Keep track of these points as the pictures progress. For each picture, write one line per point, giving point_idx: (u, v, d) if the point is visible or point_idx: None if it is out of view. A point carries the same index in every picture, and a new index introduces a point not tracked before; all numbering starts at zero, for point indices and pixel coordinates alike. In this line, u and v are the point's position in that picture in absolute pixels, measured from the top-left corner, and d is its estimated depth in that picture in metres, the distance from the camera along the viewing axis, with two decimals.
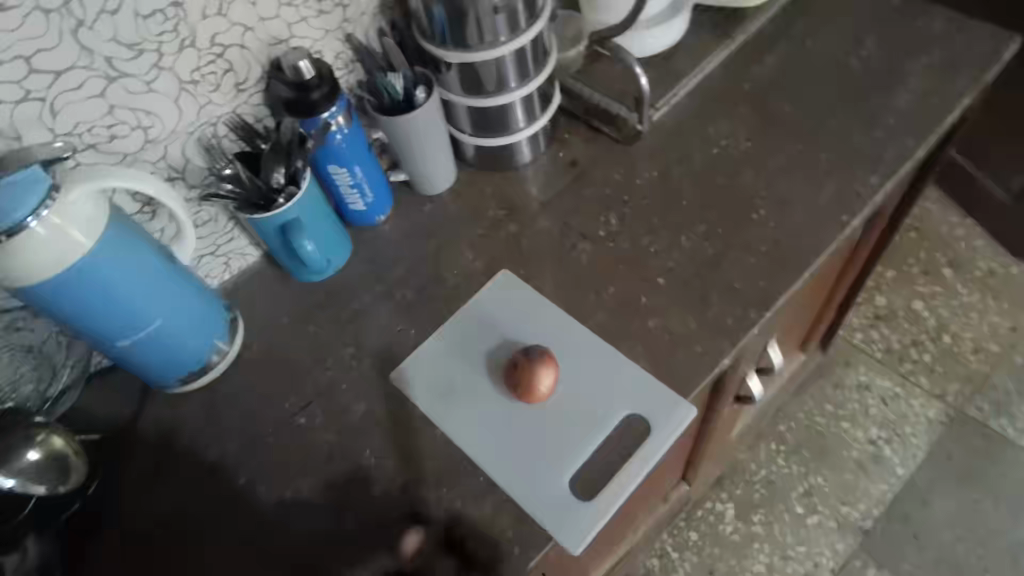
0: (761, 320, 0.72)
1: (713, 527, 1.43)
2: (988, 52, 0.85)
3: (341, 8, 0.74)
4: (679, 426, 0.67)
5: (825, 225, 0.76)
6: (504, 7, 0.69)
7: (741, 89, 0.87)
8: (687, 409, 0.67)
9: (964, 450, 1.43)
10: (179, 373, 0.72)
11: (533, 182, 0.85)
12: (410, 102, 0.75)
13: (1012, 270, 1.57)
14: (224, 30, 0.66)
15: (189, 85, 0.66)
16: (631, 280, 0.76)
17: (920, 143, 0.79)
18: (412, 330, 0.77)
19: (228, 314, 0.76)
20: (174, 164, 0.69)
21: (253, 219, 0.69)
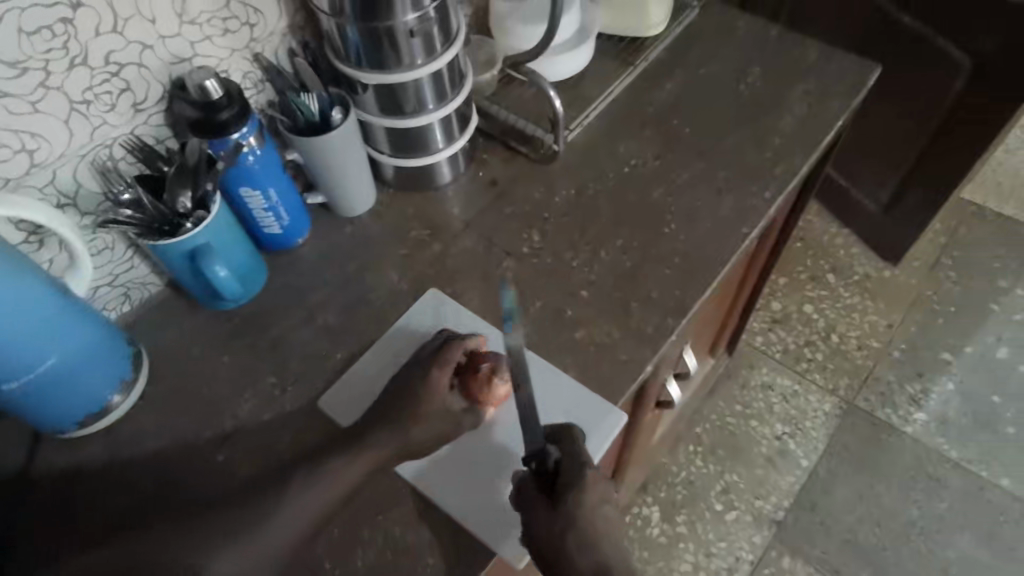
0: (678, 326, 0.75)
1: (640, 531, 1.48)
2: (854, 80, 0.95)
3: (249, 28, 0.71)
4: (611, 432, 0.69)
5: (729, 236, 0.82)
6: (419, 31, 0.70)
7: (646, 111, 0.93)
8: (619, 415, 0.70)
9: (857, 439, 1.57)
10: (76, 416, 0.66)
11: (455, 202, 0.85)
12: (325, 123, 0.73)
13: (884, 273, 1.75)
14: (120, 48, 0.62)
15: (80, 105, 0.61)
16: (555, 294, 0.78)
17: (804, 160, 0.88)
18: (336, 356, 0.74)
19: (132, 349, 0.71)
20: (64, 190, 0.64)
21: (156, 246, 0.64)
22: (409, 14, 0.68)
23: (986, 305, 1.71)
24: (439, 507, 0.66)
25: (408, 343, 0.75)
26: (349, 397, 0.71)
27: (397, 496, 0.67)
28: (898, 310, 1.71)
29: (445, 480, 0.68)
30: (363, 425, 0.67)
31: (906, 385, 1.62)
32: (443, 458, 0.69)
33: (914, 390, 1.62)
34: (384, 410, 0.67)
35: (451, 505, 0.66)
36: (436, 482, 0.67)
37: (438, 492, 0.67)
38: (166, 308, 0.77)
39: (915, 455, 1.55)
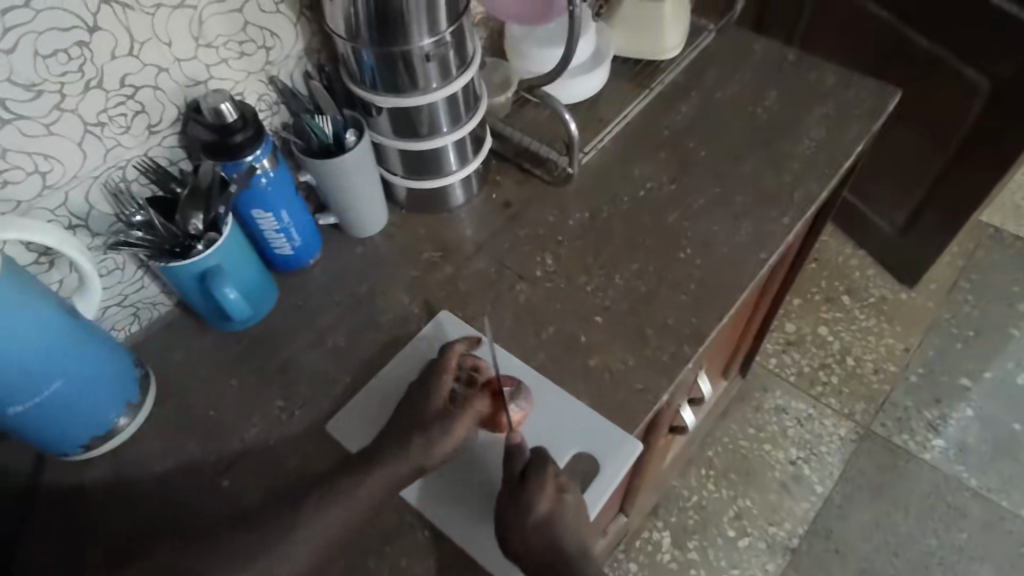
0: (695, 354, 0.74)
1: (651, 557, 1.45)
2: (873, 104, 0.94)
3: (264, 51, 0.71)
4: (624, 464, 0.67)
5: (746, 261, 0.80)
6: (436, 55, 0.69)
7: (661, 134, 0.92)
8: (633, 447, 0.68)
9: (874, 465, 1.53)
10: (79, 438, 0.65)
11: (468, 224, 0.85)
12: (339, 145, 0.73)
13: (900, 296, 1.72)
14: (136, 71, 0.62)
15: (94, 127, 0.61)
16: (569, 319, 0.77)
17: (824, 185, 0.86)
18: (346, 379, 0.73)
19: (138, 371, 0.69)
20: (76, 211, 0.64)
21: (167, 267, 0.64)
22: (426, 39, 0.67)
23: (1006, 330, 1.67)
24: (445, 533, 0.65)
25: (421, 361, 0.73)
26: (358, 421, 0.70)
27: (405, 526, 0.65)
28: (916, 333, 1.67)
29: (453, 507, 0.66)
30: (372, 448, 0.66)
31: (924, 410, 1.59)
32: (453, 483, 0.67)
33: (933, 416, 1.58)
34: (393, 436, 0.66)
35: (457, 530, 0.65)
36: (443, 508, 0.66)
37: (445, 518, 0.66)
38: (175, 329, 0.76)
39: (934, 483, 1.51)
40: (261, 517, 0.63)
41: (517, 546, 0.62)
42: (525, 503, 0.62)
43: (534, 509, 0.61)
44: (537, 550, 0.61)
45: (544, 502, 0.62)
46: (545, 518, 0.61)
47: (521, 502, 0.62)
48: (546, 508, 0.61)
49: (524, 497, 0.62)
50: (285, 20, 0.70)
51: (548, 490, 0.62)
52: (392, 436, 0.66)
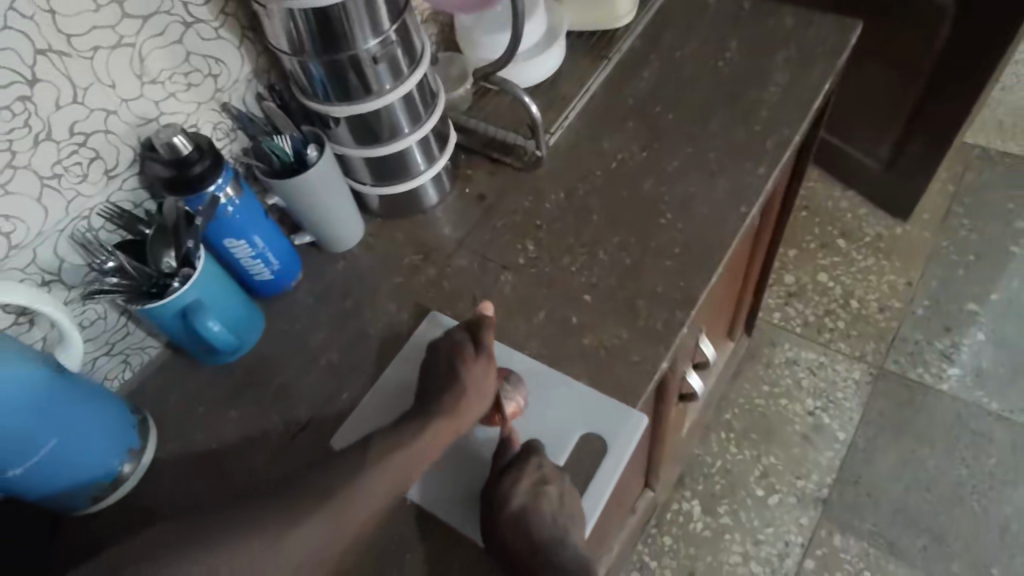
0: (688, 318, 0.73)
1: (684, 528, 1.44)
2: (834, 41, 0.93)
3: (212, 79, 0.70)
4: (631, 440, 0.67)
5: (726, 218, 0.79)
6: (383, 56, 0.69)
7: (625, 103, 0.91)
8: (633, 432, 0.67)
9: (892, 404, 1.52)
10: (86, 492, 0.65)
11: (445, 222, 0.84)
12: (301, 162, 0.72)
13: (895, 231, 1.71)
14: (84, 118, 0.61)
15: (51, 180, 0.60)
16: (558, 302, 0.76)
17: (796, 130, 0.85)
18: (344, 394, 0.73)
19: (137, 418, 0.69)
20: (47, 266, 0.63)
21: (146, 309, 0.63)
22: (371, 40, 0.66)
23: (1005, 249, 1.66)
24: (446, 523, 0.66)
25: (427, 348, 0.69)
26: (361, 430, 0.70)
27: (422, 530, 0.65)
28: (916, 267, 1.66)
29: (457, 499, 0.67)
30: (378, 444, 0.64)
31: (935, 341, 1.58)
32: (454, 474, 0.68)
33: (944, 345, 1.57)
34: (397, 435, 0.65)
35: (458, 521, 0.66)
36: (444, 499, 0.67)
37: (447, 511, 0.66)
38: (168, 371, 0.76)
39: (955, 413, 1.50)
40: (258, 503, 0.55)
41: (496, 546, 0.62)
42: (503, 496, 0.63)
43: (510, 503, 0.62)
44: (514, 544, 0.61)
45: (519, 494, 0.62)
46: (521, 510, 0.62)
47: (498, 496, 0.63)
48: (521, 500, 0.62)
49: (501, 491, 0.63)
50: (229, 45, 0.70)
51: (526, 482, 0.63)
52: (425, 428, 0.62)
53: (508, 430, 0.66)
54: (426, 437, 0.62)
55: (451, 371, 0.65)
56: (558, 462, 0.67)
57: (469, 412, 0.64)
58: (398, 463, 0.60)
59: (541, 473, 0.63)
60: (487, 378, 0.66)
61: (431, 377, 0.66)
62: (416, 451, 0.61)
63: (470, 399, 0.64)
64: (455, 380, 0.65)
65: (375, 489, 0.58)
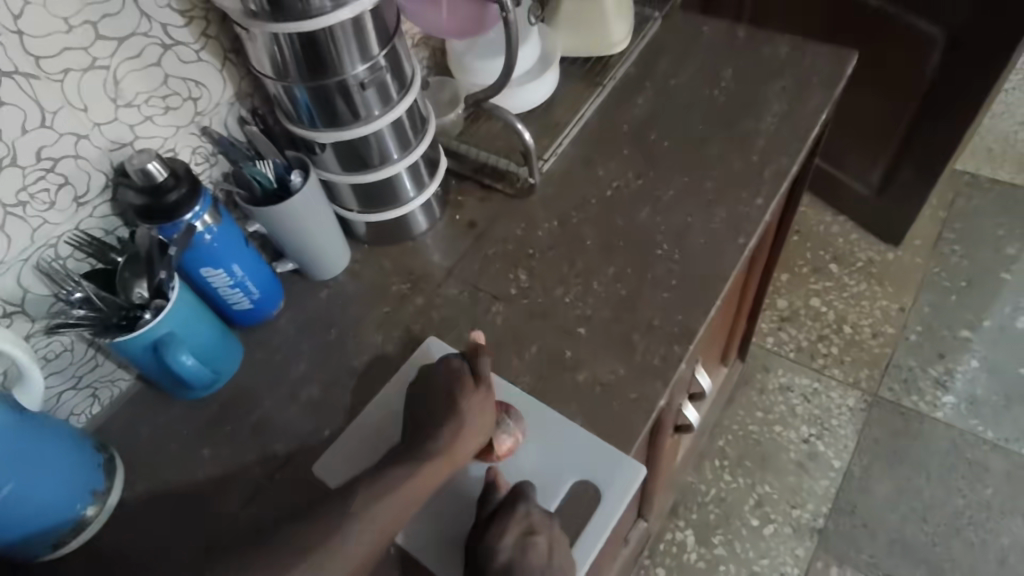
0: (686, 353, 0.70)
1: (677, 559, 1.40)
2: (830, 70, 0.92)
3: (191, 102, 0.67)
4: (627, 491, 0.63)
5: (724, 248, 0.77)
6: (372, 82, 0.66)
7: (620, 130, 0.89)
8: (632, 484, 0.64)
9: (888, 432, 1.50)
10: (45, 537, 0.60)
11: (434, 250, 0.81)
12: (285, 189, 0.69)
13: (887, 256, 1.70)
14: (52, 142, 0.58)
15: (15, 208, 0.57)
16: (551, 335, 0.73)
17: (794, 159, 0.84)
18: (326, 432, 0.69)
19: (102, 456, 0.65)
20: (9, 297, 0.59)
21: (116, 343, 0.60)
22: (359, 66, 0.64)
23: (997, 276, 1.65)
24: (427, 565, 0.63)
25: (419, 376, 0.66)
26: (353, 468, 0.67)
27: None
28: (909, 293, 1.65)
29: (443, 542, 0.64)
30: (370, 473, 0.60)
31: (929, 367, 1.56)
32: (441, 517, 0.65)
33: (938, 372, 1.55)
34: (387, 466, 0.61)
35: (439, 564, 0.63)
36: (429, 541, 0.64)
37: (431, 554, 0.63)
38: (138, 406, 0.72)
39: (951, 441, 1.48)
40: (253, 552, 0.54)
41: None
42: (488, 549, 0.59)
43: (497, 556, 0.58)
44: None
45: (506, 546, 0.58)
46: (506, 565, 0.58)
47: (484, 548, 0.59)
48: (507, 553, 0.58)
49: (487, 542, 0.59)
50: (210, 67, 0.67)
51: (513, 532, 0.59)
52: (419, 464, 0.59)
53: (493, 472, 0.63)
54: (421, 473, 0.59)
55: (449, 402, 0.62)
56: (551, 506, 0.65)
57: (467, 446, 0.61)
58: (394, 502, 0.57)
59: (529, 522, 0.59)
60: (486, 409, 0.63)
61: (421, 412, 0.63)
62: (410, 488, 0.58)
63: (466, 434, 0.61)
64: (450, 412, 0.62)
65: (367, 533, 0.56)
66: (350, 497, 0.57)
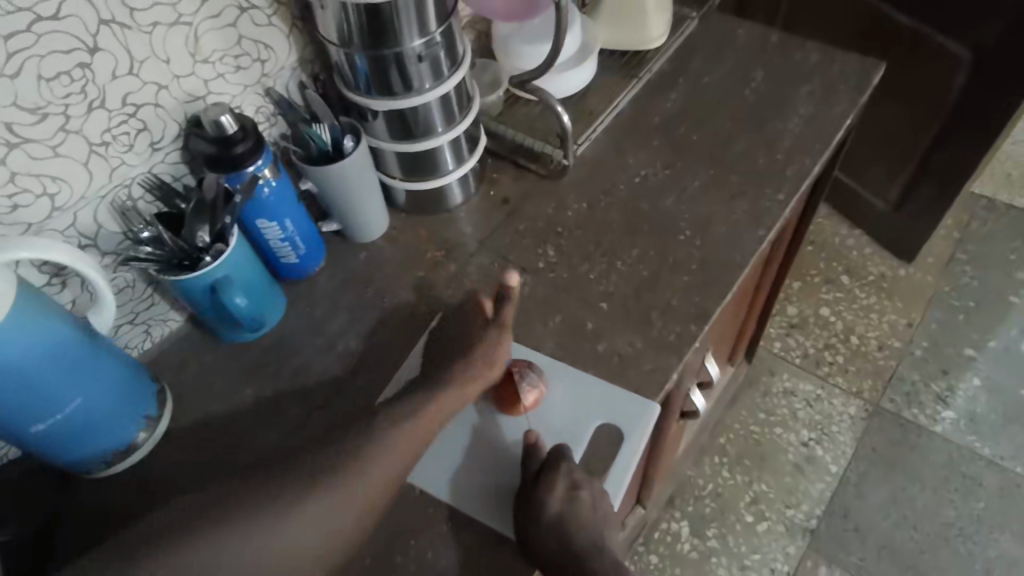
0: (701, 333, 0.75)
1: (671, 548, 1.45)
2: (859, 80, 0.95)
3: (260, 63, 0.72)
4: (645, 429, 0.68)
5: (743, 239, 0.81)
6: (427, 56, 0.71)
7: (652, 122, 0.93)
8: (648, 422, 0.69)
9: (885, 441, 1.53)
10: (100, 456, 0.66)
11: (468, 222, 0.86)
12: (338, 152, 0.74)
13: (898, 272, 1.73)
14: (137, 89, 0.63)
15: (99, 147, 0.62)
16: (575, 306, 0.78)
17: (817, 161, 0.88)
18: (359, 380, 0.74)
19: (154, 386, 0.70)
20: (85, 231, 0.65)
21: (177, 282, 0.65)
22: (417, 40, 0.69)
23: (1005, 299, 1.68)
24: (455, 509, 0.66)
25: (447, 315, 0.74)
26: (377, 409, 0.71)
27: (430, 520, 0.66)
28: (917, 309, 1.68)
29: (487, 497, 0.67)
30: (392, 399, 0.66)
31: (931, 382, 1.59)
32: (471, 469, 0.68)
33: (940, 387, 1.59)
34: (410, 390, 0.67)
35: (484, 514, 0.66)
36: (464, 488, 0.67)
37: (476, 504, 0.66)
38: (186, 346, 0.77)
39: (948, 455, 1.51)
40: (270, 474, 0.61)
41: (535, 546, 0.62)
42: (538, 502, 0.63)
43: (547, 509, 0.62)
44: (551, 549, 0.61)
45: (553, 503, 0.62)
46: (557, 518, 0.62)
47: (533, 500, 0.63)
48: (556, 508, 0.62)
49: (536, 498, 0.63)
50: (279, 33, 0.72)
51: (559, 491, 0.63)
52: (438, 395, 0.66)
53: (534, 435, 0.67)
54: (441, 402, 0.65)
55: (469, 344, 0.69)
56: (576, 459, 0.68)
57: (474, 388, 0.67)
58: (418, 425, 0.64)
59: (573, 479, 0.64)
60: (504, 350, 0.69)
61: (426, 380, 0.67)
62: (433, 416, 0.65)
63: (469, 379, 0.67)
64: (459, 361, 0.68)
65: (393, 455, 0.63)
66: (374, 418, 0.64)
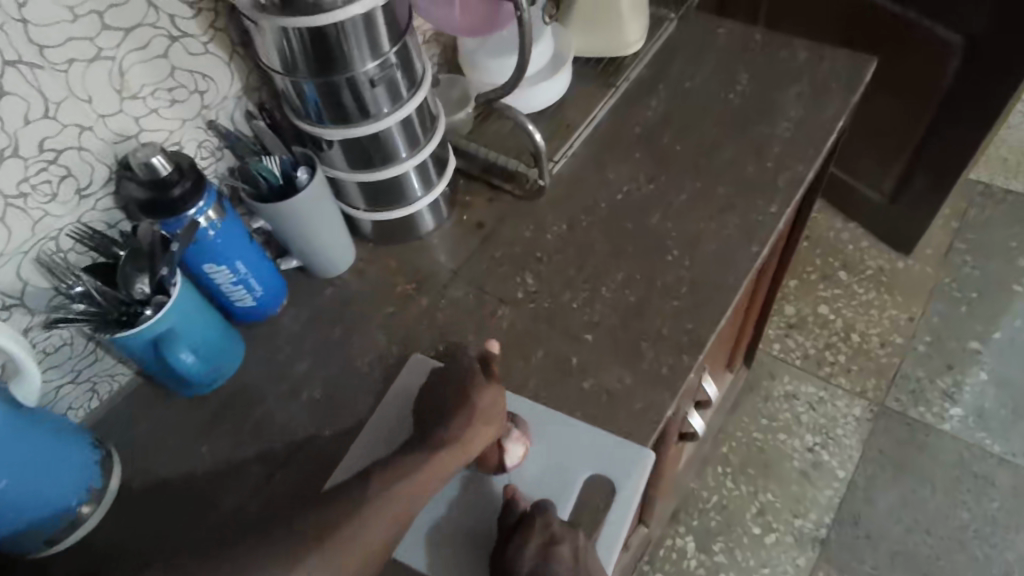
0: (695, 364, 0.69)
1: (677, 565, 1.39)
2: (850, 77, 0.90)
3: (198, 95, 0.66)
4: (640, 479, 0.63)
5: (736, 256, 0.76)
6: (382, 79, 0.65)
7: (633, 133, 0.87)
8: (643, 472, 0.63)
9: (893, 442, 1.48)
10: (40, 535, 0.60)
11: (441, 250, 0.80)
12: (291, 185, 0.68)
13: (898, 265, 1.68)
14: (55, 133, 0.57)
15: (16, 199, 0.57)
16: (558, 339, 0.72)
17: (809, 167, 0.82)
18: (326, 432, 0.68)
19: (99, 451, 0.64)
20: (8, 290, 0.59)
21: (115, 340, 0.59)
22: (369, 62, 0.63)
23: (1009, 289, 1.63)
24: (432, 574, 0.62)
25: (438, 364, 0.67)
26: (355, 466, 0.65)
27: None
28: (919, 302, 1.63)
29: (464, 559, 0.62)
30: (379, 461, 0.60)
31: (937, 379, 1.54)
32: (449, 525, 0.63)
33: (946, 384, 1.53)
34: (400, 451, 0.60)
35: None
36: (440, 551, 0.63)
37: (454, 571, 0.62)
38: (137, 403, 0.71)
39: (959, 455, 1.46)
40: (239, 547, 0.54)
41: None
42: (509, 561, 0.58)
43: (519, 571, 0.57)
44: None
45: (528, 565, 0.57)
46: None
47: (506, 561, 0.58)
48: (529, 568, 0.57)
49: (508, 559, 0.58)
50: (217, 61, 0.66)
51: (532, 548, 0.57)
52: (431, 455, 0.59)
53: (512, 488, 0.62)
54: (433, 463, 0.59)
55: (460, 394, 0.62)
56: (564, 516, 0.63)
57: (470, 445, 0.60)
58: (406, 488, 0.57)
59: (550, 532, 0.58)
60: (499, 403, 0.63)
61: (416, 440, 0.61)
62: (423, 479, 0.58)
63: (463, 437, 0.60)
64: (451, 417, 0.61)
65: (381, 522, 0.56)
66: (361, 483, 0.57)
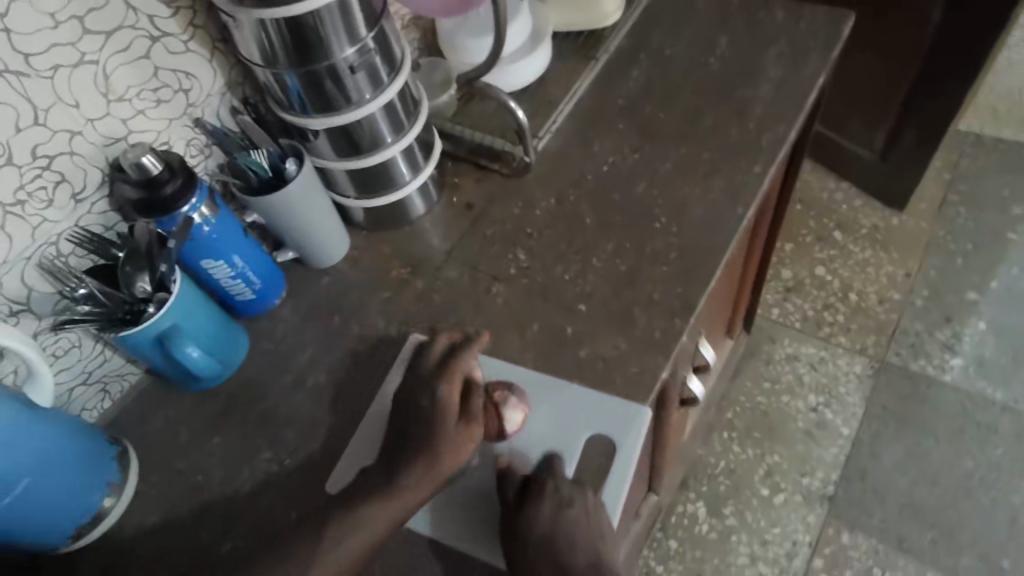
0: (688, 326, 0.70)
1: (690, 531, 1.42)
2: (828, 34, 0.90)
3: (182, 94, 0.67)
4: (638, 436, 0.65)
5: (723, 219, 0.77)
6: (361, 65, 0.66)
7: (615, 104, 0.88)
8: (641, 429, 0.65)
9: (895, 397, 1.50)
10: (66, 530, 0.62)
11: (433, 233, 0.81)
12: (280, 177, 0.70)
13: (892, 221, 1.68)
14: (47, 140, 0.59)
15: (14, 207, 0.58)
16: (553, 312, 0.73)
17: (791, 127, 0.83)
18: (333, 416, 0.70)
19: (115, 447, 0.66)
20: (14, 296, 0.61)
21: (121, 338, 0.61)
22: (347, 49, 0.64)
23: (1003, 238, 1.64)
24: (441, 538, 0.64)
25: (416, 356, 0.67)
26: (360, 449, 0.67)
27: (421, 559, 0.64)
28: (915, 258, 1.64)
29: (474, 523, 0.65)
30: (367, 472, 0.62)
31: (935, 332, 1.56)
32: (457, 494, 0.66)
33: (945, 336, 1.55)
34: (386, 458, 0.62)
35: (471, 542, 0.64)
36: (448, 518, 0.65)
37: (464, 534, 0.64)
38: (147, 400, 0.73)
39: (961, 405, 1.48)
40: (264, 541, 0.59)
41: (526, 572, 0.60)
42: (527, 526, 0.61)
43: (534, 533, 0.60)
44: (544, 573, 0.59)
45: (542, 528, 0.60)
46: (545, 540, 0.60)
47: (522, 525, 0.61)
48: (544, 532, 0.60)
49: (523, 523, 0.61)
50: (199, 59, 0.67)
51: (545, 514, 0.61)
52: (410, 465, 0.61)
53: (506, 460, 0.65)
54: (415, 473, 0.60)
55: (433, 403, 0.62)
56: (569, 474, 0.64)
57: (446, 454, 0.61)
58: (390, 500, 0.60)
59: (561, 497, 0.61)
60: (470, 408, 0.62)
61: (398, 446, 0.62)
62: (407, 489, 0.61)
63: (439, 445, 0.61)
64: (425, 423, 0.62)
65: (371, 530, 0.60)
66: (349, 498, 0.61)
